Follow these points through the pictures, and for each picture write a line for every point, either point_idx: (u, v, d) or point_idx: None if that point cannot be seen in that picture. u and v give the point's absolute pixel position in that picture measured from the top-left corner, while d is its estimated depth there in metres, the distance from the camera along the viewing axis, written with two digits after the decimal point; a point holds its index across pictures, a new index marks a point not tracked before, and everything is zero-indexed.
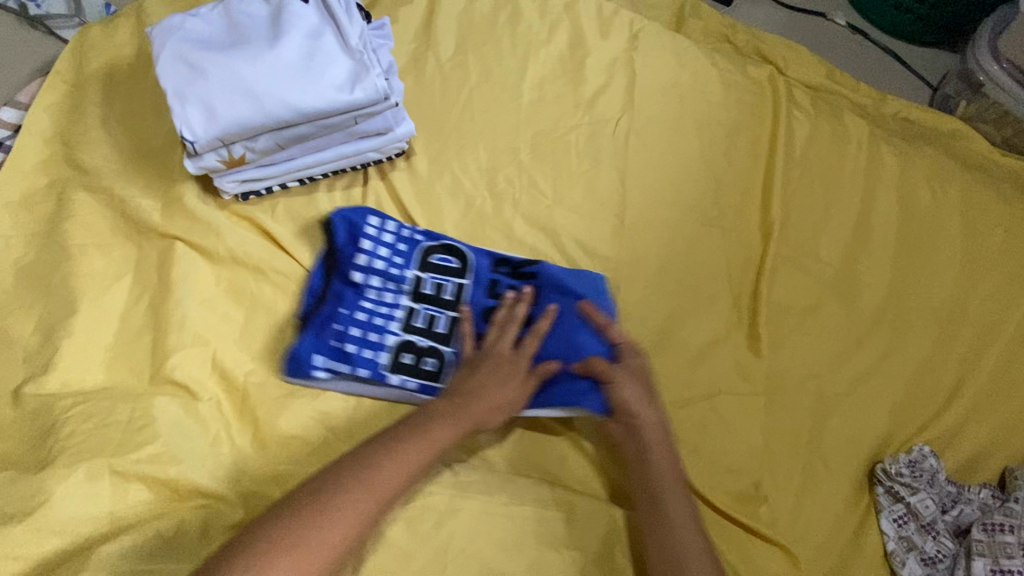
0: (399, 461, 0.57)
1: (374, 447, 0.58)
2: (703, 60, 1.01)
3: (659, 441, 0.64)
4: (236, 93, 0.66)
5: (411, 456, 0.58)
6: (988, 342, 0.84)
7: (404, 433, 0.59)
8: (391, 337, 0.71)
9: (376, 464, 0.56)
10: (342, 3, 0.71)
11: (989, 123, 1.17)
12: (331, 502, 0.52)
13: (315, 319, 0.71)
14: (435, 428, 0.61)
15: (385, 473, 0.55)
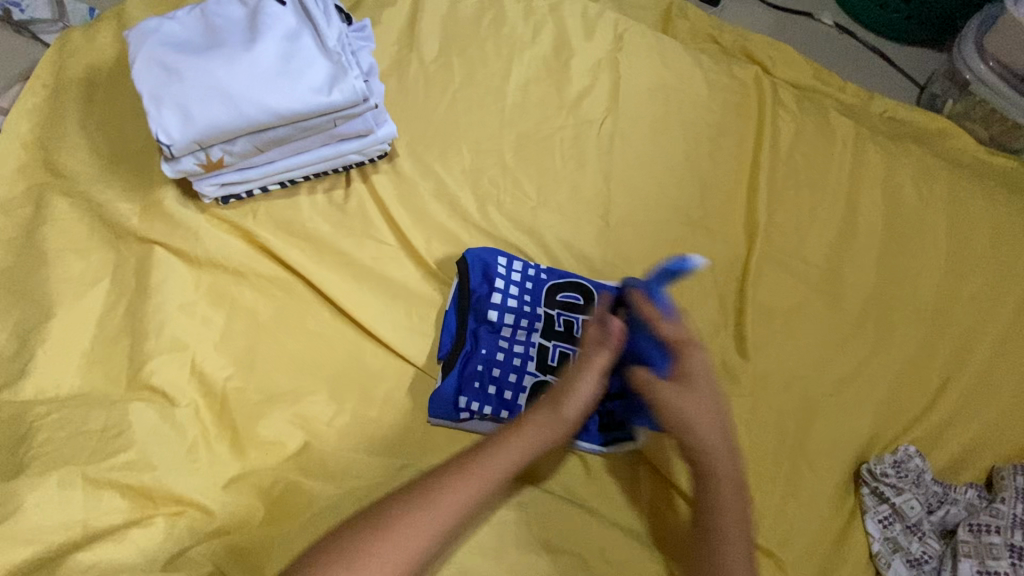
0: (456, 492, 0.54)
1: (438, 475, 0.56)
2: (688, 60, 1.01)
3: (722, 465, 0.61)
4: (212, 96, 0.65)
5: (469, 487, 0.55)
6: (975, 340, 0.84)
7: (466, 462, 0.57)
8: (529, 376, 0.72)
9: (436, 494, 0.54)
10: (319, 6, 0.71)
11: (977, 121, 1.18)
12: (392, 529, 0.51)
13: (463, 359, 0.73)
14: (497, 455, 0.58)
15: (442, 505, 0.53)
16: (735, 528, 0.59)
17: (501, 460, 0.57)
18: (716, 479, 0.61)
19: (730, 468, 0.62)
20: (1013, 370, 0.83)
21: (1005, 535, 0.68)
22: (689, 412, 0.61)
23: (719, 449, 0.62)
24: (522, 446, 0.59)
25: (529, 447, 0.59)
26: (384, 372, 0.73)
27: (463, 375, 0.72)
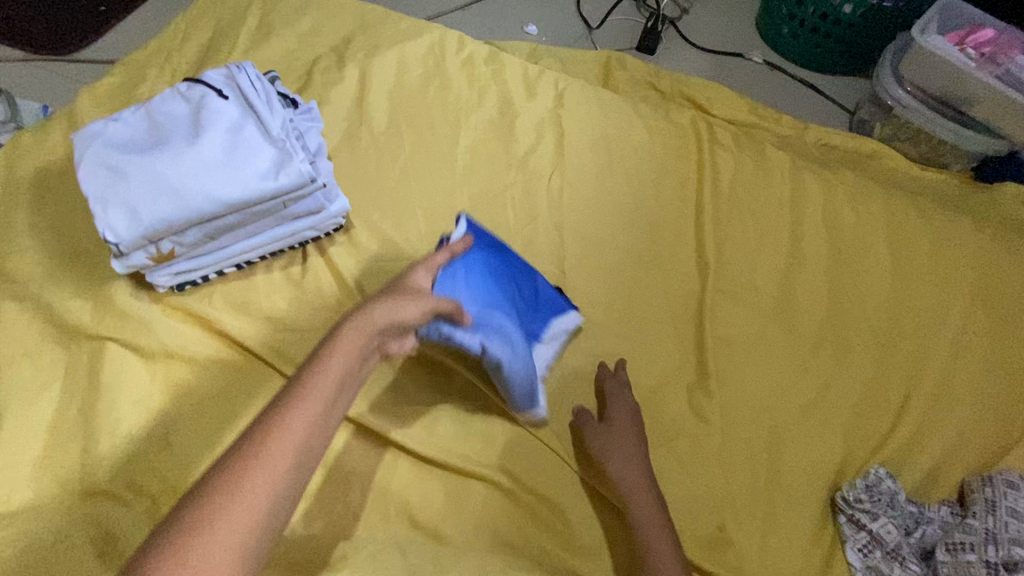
0: (288, 424, 0.44)
1: (227, 462, 0.42)
2: (627, 110, 1.06)
3: (647, 496, 0.69)
4: (158, 193, 0.66)
5: (300, 418, 0.45)
6: (930, 353, 0.87)
7: (284, 397, 0.46)
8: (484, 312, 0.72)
9: (236, 482, 0.40)
10: (261, 96, 0.73)
11: (905, 142, 1.25)
12: (237, 478, 0.41)
13: (495, 269, 0.78)
14: (298, 416, 0.44)
15: (280, 444, 0.43)
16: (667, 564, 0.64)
17: (302, 413, 0.45)
18: (639, 519, 0.68)
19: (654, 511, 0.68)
20: (968, 379, 0.85)
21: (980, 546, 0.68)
22: (625, 461, 0.72)
23: (646, 501, 0.69)
24: (338, 368, 0.49)
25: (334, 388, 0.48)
26: (349, 448, 0.73)
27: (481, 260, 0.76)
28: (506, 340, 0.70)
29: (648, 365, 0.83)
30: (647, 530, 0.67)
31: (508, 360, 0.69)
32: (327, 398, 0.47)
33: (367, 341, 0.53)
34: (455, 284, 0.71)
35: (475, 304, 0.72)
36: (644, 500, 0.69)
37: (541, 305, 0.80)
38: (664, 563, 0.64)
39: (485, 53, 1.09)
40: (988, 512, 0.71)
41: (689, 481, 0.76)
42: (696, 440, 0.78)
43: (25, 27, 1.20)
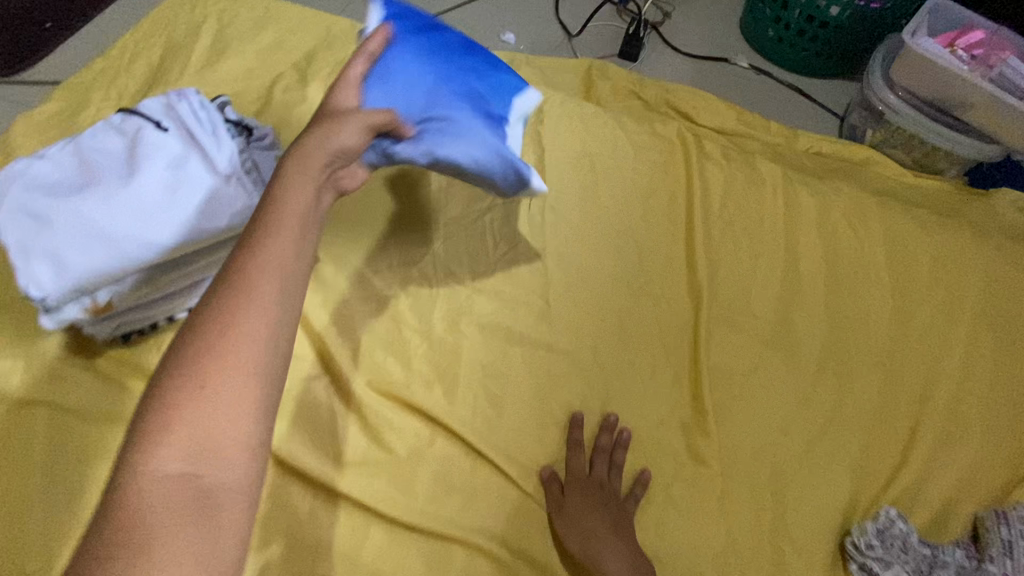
0: (262, 258, 0.42)
1: (192, 333, 0.40)
2: (611, 124, 1.01)
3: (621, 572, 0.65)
4: (90, 240, 0.59)
5: (271, 252, 0.42)
6: (937, 378, 0.82)
7: (248, 235, 0.43)
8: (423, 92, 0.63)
9: (207, 354, 0.39)
10: (206, 126, 0.66)
11: (898, 148, 1.21)
12: (224, 315, 0.40)
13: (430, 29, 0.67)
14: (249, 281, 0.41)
15: (259, 277, 0.41)
16: None
17: (256, 274, 0.41)
18: None
19: None
20: (977, 406, 0.81)
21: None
22: (596, 534, 0.67)
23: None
24: (297, 203, 0.45)
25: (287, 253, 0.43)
26: (316, 514, 0.67)
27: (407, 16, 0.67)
28: (462, 138, 0.61)
29: (641, 403, 0.78)
30: None
31: (466, 157, 0.61)
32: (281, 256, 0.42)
33: (310, 190, 0.46)
34: (388, 83, 0.61)
35: (418, 90, 0.63)
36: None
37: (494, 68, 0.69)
38: None
39: None
40: (1007, 559, 0.68)
41: (688, 531, 0.71)
42: (694, 485, 0.73)
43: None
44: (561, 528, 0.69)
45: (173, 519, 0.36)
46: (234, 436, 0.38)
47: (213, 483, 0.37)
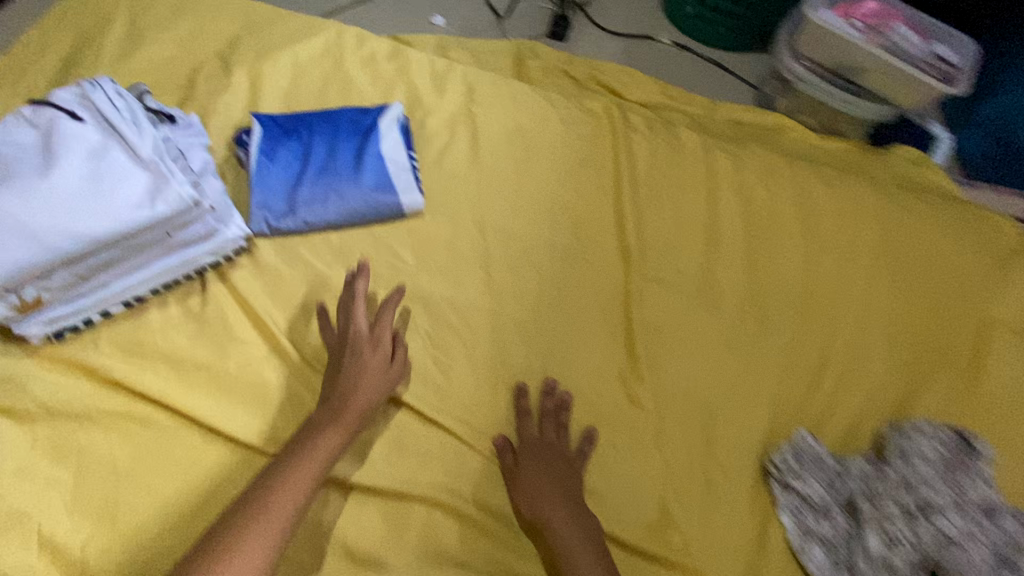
0: (301, 470, 0.64)
1: (237, 516, 0.59)
2: (541, 102, 1.05)
3: (568, 528, 0.68)
4: (12, 236, 0.59)
5: (313, 455, 0.65)
6: (840, 316, 0.92)
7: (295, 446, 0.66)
8: (301, 175, 0.85)
9: (247, 522, 0.58)
10: (125, 114, 0.66)
11: (806, 113, 1.32)
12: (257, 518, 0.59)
13: (301, 125, 0.90)
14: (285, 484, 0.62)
15: (296, 484, 0.62)
16: None
17: (301, 472, 0.64)
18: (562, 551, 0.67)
19: (576, 537, 0.67)
20: (875, 337, 0.91)
21: (896, 494, 0.73)
22: (541, 494, 0.71)
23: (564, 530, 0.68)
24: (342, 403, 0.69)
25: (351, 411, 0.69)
26: None
27: (285, 122, 0.90)
28: (339, 200, 0.85)
29: (580, 359, 0.83)
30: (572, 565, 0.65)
31: (344, 210, 0.85)
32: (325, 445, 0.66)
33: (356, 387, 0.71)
34: (274, 177, 0.85)
35: (298, 174, 0.86)
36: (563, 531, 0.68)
37: (354, 138, 0.89)
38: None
39: (387, 50, 1.04)
40: (903, 459, 0.76)
41: (629, 470, 0.77)
42: (633, 429, 0.79)
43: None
44: (515, 495, 0.72)
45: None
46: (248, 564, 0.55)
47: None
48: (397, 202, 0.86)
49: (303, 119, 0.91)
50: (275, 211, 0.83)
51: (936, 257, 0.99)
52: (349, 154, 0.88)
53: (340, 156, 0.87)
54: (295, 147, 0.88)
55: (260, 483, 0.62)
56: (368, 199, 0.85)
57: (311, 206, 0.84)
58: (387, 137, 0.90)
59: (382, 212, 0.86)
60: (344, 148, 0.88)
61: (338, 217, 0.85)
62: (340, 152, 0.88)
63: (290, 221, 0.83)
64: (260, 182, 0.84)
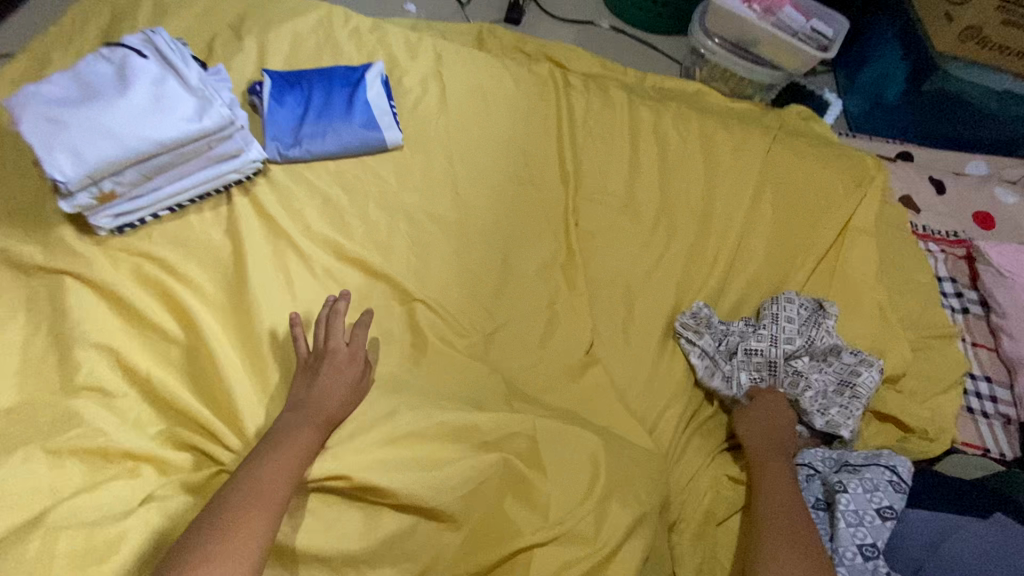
0: (279, 468, 0.62)
1: (210, 521, 0.57)
2: (497, 65, 1.29)
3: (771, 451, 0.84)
4: (98, 137, 0.80)
5: (285, 459, 0.64)
6: (734, 222, 1.17)
7: (268, 445, 0.65)
8: (304, 116, 1.07)
9: (223, 526, 0.56)
10: (178, 57, 0.89)
11: (718, 81, 1.59)
12: (233, 521, 0.57)
13: (303, 80, 1.12)
14: (267, 484, 0.61)
15: (271, 485, 0.61)
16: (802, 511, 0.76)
17: (275, 472, 0.62)
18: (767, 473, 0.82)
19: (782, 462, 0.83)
20: (760, 238, 1.17)
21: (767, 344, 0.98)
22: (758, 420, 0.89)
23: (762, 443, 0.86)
24: (323, 407, 0.70)
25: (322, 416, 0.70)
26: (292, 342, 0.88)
27: (289, 77, 1.11)
28: (335, 134, 1.06)
29: (530, 254, 1.06)
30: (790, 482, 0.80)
31: (340, 142, 1.06)
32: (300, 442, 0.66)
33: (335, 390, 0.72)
34: (282, 118, 1.06)
35: (301, 114, 1.07)
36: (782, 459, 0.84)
37: (345, 89, 1.11)
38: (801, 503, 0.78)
39: (369, 25, 1.27)
40: (776, 318, 0.99)
41: (573, 327, 0.99)
42: (574, 302, 1.02)
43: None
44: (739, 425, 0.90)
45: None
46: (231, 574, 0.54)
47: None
48: (382, 136, 1.08)
49: (304, 75, 1.13)
50: (285, 143, 1.04)
51: (817, 178, 1.23)
52: (342, 100, 1.10)
53: (335, 101, 1.09)
54: (298, 95, 1.10)
55: (230, 488, 0.60)
56: (358, 133, 1.07)
57: (312, 138, 1.05)
58: (373, 88, 1.12)
59: (371, 144, 1.08)
60: (337, 96, 1.10)
61: (334, 148, 1.06)
62: (335, 99, 1.10)
63: (297, 150, 1.04)
64: (271, 121, 1.06)
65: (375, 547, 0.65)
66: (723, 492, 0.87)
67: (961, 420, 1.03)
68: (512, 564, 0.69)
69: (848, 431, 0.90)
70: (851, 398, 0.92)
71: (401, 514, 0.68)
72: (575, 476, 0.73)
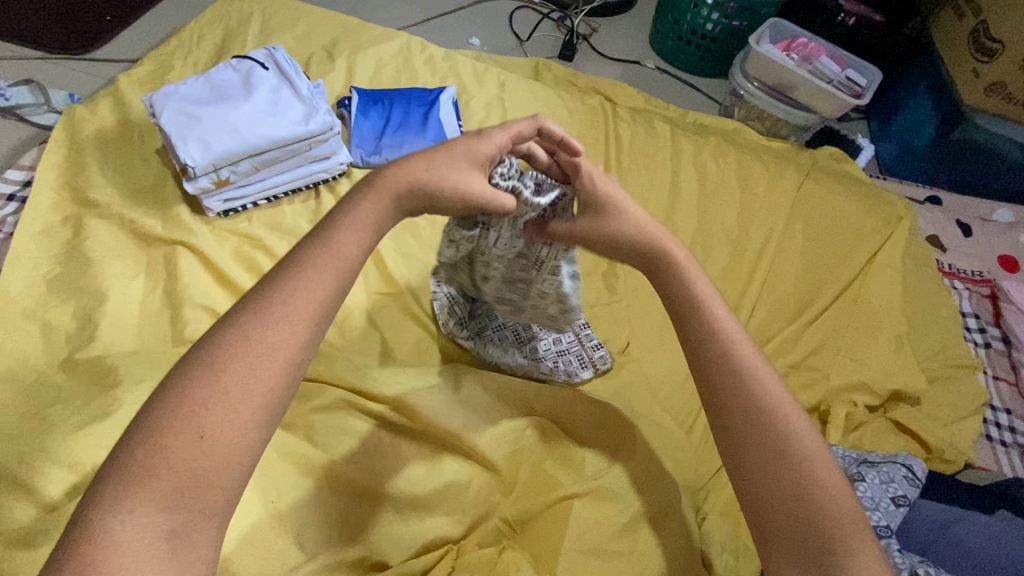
0: (292, 308, 0.51)
1: (205, 362, 0.48)
2: (553, 96, 1.43)
3: (771, 383, 0.61)
4: (225, 133, 0.97)
5: (305, 298, 0.52)
6: (768, 246, 1.24)
7: (292, 274, 0.53)
8: (385, 129, 1.22)
9: (214, 379, 0.47)
10: (292, 73, 1.07)
11: (755, 120, 1.69)
12: (231, 373, 0.48)
13: (384, 95, 1.27)
14: (250, 353, 0.49)
15: (279, 331, 0.50)
16: (813, 454, 0.58)
17: (288, 313, 0.51)
18: (766, 410, 0.59)
19: (774, 388, 0.61)
20: (792, 262, 1.24)
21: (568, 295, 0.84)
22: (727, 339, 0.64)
23: (761, 377, 0.61)
24: (364, 231, 0.58)
25: (335, 269, 0.54)
26: (362, 318, 0.98)
27: (372, 94, 1.26)
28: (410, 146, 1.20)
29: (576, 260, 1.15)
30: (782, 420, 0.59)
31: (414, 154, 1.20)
32: (305, 301, 0.52)
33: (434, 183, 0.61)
34: (364, 130, 1.22)
35: (381, 127, 1.22)
36: (767, 377, 0.62)
37: (421, 105, 1.25)
38: (807, 450, 0.58)
39: (442, 54, 1.43)
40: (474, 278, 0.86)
41: (613, 325, 1.06)
42: (613, 306, 1.09)
43: (62, 41, 1.49)
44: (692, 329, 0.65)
45: (155, 534, 0.43)
46: (223, 438, 0.46)
47: (184, 554, 0.44)
48: None
49: (385, 91, 1.28)
50: (366, 153, 1.19)
51: (848, 212, 1.31)
52: (418, 115, 1.23)
53: (411, 116, 1.23)
54: (379, 110, 1.24)
55: (234, 321, 0.51)
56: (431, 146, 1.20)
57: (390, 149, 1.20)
58: (445, 105, 1.26)
59: None
60: (414, 112, 1.24)
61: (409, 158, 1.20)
62: (411, 114, 1.24)
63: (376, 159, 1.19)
64: (356, 132, 1.21)
65: (436, 491, 0.76)
66: None
67: (978, 445, 1.08)
68: (552, 514, 0.77)
69: (586, 372, 0.94)
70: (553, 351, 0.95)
71: (459, 467, 0.78)
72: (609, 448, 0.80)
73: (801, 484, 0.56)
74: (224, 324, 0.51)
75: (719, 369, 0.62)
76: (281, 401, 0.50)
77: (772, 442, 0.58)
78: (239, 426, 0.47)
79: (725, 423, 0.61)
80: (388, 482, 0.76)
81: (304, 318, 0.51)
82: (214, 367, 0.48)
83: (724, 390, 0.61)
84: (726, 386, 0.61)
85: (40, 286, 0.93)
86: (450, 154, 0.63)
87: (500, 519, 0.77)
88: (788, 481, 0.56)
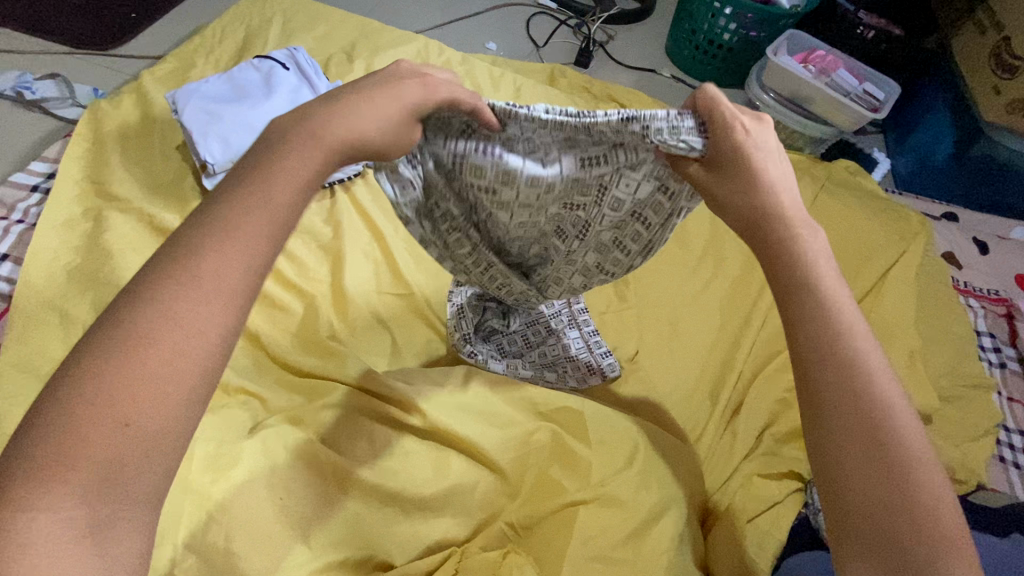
0: (214, 269, 0.44)
1: (110, 340, 0.41)
2: (568, 102, 1.44)
3: (875, 362, 0.51)
4: (244, 131, 0.98)
5: (227, 256, 0.45)
6: None
7: (212, 229, 0.45)
8: None
9: (123, 354, 0.41)
10: (312, 73, 1.08)
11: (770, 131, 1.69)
12: (145, 350, 0.41)
13: None
14: (166, 323, 0.42)
15: (199, 297, 0.43)
16: (915, 444, 0.48)
17: (209, 273, 0.44)
18: (870, 392, 0.50)
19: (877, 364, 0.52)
20: None
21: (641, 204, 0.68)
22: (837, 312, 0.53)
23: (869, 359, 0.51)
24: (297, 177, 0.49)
25: (268, 214, 0.47)
26: (373, 317, 0.98)
27: None
28: None
29: None
30: (888, 407, 0.49)
31: None
32: (239, 257, 0.45)
33: (364, 124, 0.52)
34: None
35: None
36: (872, 356, 0.52)
37: None
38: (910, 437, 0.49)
39: (459, 58, 1.45)
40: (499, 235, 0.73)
41: (623, 334, 1.06)
42: (622, 313, 1.09)
43: (88, 37, 1.52)
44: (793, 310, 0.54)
45: (70, 534, 0.38)
46: (143, 422, 0.40)
47: (109, 550, 0.39)
48: None
49: None
50: None
51: (862, 227, 1.30)
52: None
53: None
54: None
55: (144, 289, 0.43)
56: None
57: None
58: None
59: None
60: None
61: None
62: None
63: None
64: None
65: (443, 492, 0.76)
66: (754, 491, 0.91)
67: (990, 467, 1.06)
68: (556, 519, 0.77)
69: (598, 377, 0.94)
70: (563, 357, 0.93)
71: (466, 468, 0.78)
72: (615, 456, 0.80)
73: (903, 481, 0.47)
74: (136, 290, 0.43)
75: (819, 344, 0.52)
76: (217, 373, 0.43)
77: (873, 435, 0.48)
78: (165, 408, 0.41)
79: (815, 411, 0.51)
80: (395, 481, 0.76)
81: (239, 277, 0.45)
82: (120, 343, 0.41)
83: (826, 373, 0.51)
84: (818, 366, 0.51)
85: (60, 276, 0.95)
86: (381, 98, 0.54)
87: (505, 522, 0.78)
88: (889, 478, 0.47)
